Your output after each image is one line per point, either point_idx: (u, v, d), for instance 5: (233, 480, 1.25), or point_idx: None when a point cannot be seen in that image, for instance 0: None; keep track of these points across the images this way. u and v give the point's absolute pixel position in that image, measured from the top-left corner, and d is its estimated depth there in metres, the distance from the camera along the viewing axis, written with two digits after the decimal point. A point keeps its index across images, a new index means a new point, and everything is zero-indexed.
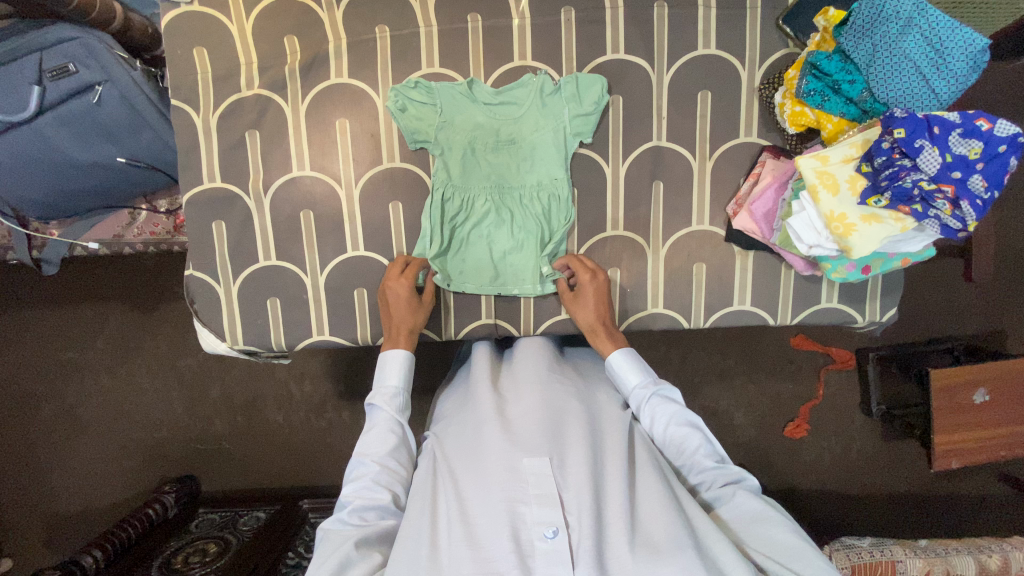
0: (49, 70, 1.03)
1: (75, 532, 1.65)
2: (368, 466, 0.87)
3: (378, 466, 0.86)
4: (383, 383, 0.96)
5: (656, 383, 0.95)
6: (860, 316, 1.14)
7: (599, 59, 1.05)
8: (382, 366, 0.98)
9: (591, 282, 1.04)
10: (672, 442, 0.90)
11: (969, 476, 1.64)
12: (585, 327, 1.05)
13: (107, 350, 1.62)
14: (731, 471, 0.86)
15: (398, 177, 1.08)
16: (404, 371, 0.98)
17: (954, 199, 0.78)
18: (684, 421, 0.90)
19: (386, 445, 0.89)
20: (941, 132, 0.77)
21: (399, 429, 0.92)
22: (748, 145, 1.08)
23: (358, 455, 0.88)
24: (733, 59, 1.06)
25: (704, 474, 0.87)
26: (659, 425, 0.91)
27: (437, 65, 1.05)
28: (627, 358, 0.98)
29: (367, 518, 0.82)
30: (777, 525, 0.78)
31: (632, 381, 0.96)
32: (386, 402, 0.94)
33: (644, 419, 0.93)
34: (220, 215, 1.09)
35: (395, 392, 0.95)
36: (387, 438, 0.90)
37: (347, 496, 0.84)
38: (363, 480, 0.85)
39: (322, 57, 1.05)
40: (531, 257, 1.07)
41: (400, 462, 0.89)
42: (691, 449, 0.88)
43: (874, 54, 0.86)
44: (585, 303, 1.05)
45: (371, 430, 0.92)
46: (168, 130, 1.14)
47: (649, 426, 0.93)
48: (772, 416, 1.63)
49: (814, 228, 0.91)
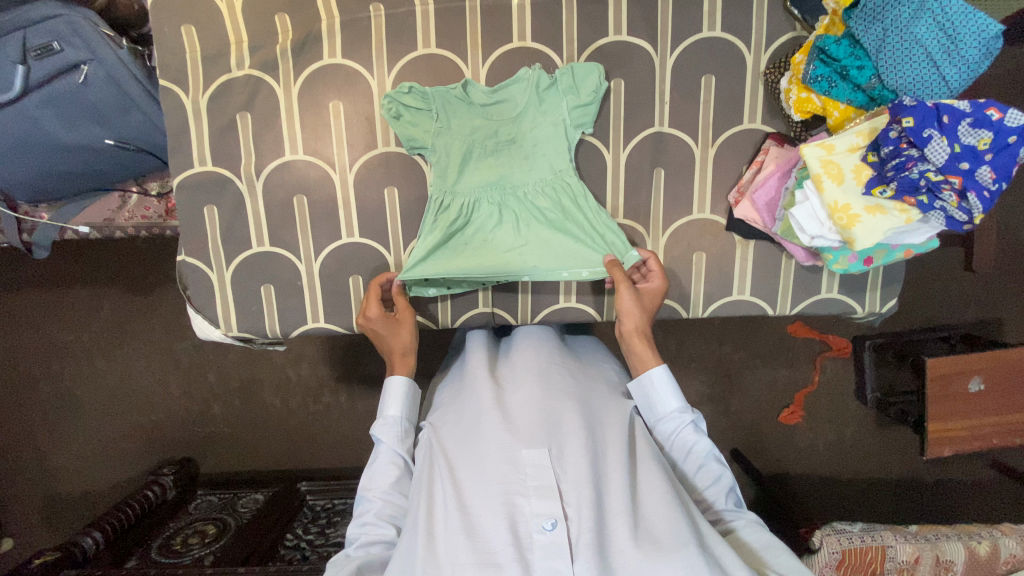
0: (32, 48, 1.00)
1: (73, 513, 1.66)
2: (373, 500, 0.88)
3: (380, 501, 0.87)
4: (385, 413, 0.94)
5: (692, 411, 0.94)
6: (860, 307, 1.13)
7: (601, 41, 1.02)
8: (383, 394, 0.96)
9: (660, 292, 1.01)
10: (699, 469, 0.91)
11: (961, 462, 1.65)
12: (630, 329, 0.97)
13: (101, 334, 1.60)
14: (748, 513, 0.88)
15: (394, 162, 1.06)
16: (406, 399, 0.95)
17: (961, 190, 0.77)
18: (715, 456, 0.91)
19: (387, 479, 0.89)
20: (950, 121, 0.75)
21: (401, 462, 0.90)
22: (752, 132, 1.06)
23: (362, 488, 0.90)
24: (739, 42, 1.03)
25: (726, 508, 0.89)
26: (692, 453, 0.91)
27: (433, 46, 1.02)
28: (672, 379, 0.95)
29: (372, 551, 0.84)
30: (788, 555, 0.80)
31: (671, 404, 0.93)
32: (387, 434, 0.92)
33: (676, 443, 0.93)
34: (211, 200, 1.07)
35: (397, 423, 0.93)
36: (388, 472, 0.89)
37: (355, 531, 0.87)
38: (366, 516, 0.87)
39: (314, 36, 1.02)
40: (536, 257, 1.04)
41: (403, 495, 0.89)
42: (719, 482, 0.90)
43: (884, 39, 0.83)
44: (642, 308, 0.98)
45: (375, 461, 0.91)
46: (157, 112, 1.11)
47: (679, 450, 0.93)
48: (768, 403, 1.63)
49: (817, 218, 0.89)
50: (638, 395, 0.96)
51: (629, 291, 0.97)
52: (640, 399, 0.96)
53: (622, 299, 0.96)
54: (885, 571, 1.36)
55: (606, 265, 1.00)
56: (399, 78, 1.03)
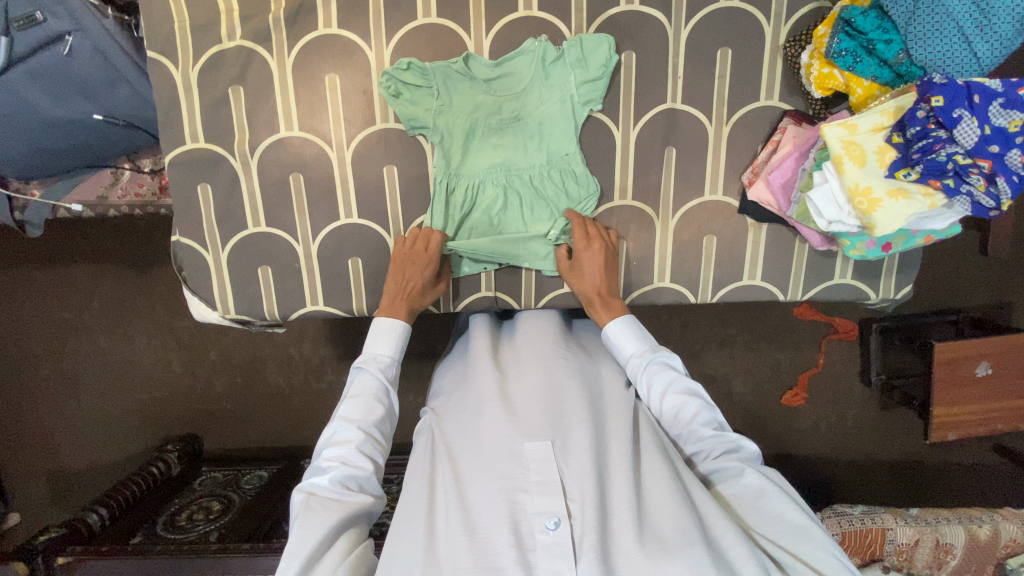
0: (15, 19, 0.97)
1: (78, 489, 1.67)
2: (353, 434, 0.85)
3: (363, 435, 0.85)
4: (375, 349, 0.94)
5: (654, 351, 0.92)
6: (873, 293, 1.10)
7: (611, 11, 0.97)
8: (374, 331, 0.95)
9: (593, 255, 0.98)
10: (668, 409, 0.88)
11: (964, 445, 1.64)
12: (583, 298, 0.99)
13: (100, 311, 1.59)
14: (728, 437, 0.85)
15: (393, 140, 1.01)
16: (397, 340, 0.95)
17: (990, 174, 0.73)
18: (685, 389, 0.88)
19: (372, 415, 0.87)
20: (981, 101, 0.72)
21: (385, 400, 0.90)
22: (768, 110, 1.01)
23: (341, 420, 0.86)
24: (758, 13, 0.97)
25: (702, 443, 0.86)
26: (655, 397, 0.89)
27: (434, 15, 0.96)
28: (620, 328, 0.93)
29: (347, 486, 0.82)
30: (781, 501, 0.78)
31: (628, 349, 0.92)
32: (376, 371, 0.91)
33: (641, 389, 0.91)
34: (205, 178, 1.03)
35: (388, 361, 0.93)
36: (374, 408, 0.88)
37: (328, 462, 0.83)
38: (346, 448, 0.84)
39: (309, 4, 0.96)
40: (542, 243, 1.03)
41: (384, 434, 0.88)
42: (689, 417, 0.86)
43: (915, 12, 0.78)
44: (583, 272, 0.98)
45: (358, 395, 0.89)
46: (146, 86, 1.06)
47: (645, 396, 0.91)
48: (772, 385, 1.62)
49: (836, 202, 0.85)
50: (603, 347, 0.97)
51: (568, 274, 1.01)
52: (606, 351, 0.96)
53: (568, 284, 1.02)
54: (884, 553, 1.37)
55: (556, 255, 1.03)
56: (398, 51, 0.98)
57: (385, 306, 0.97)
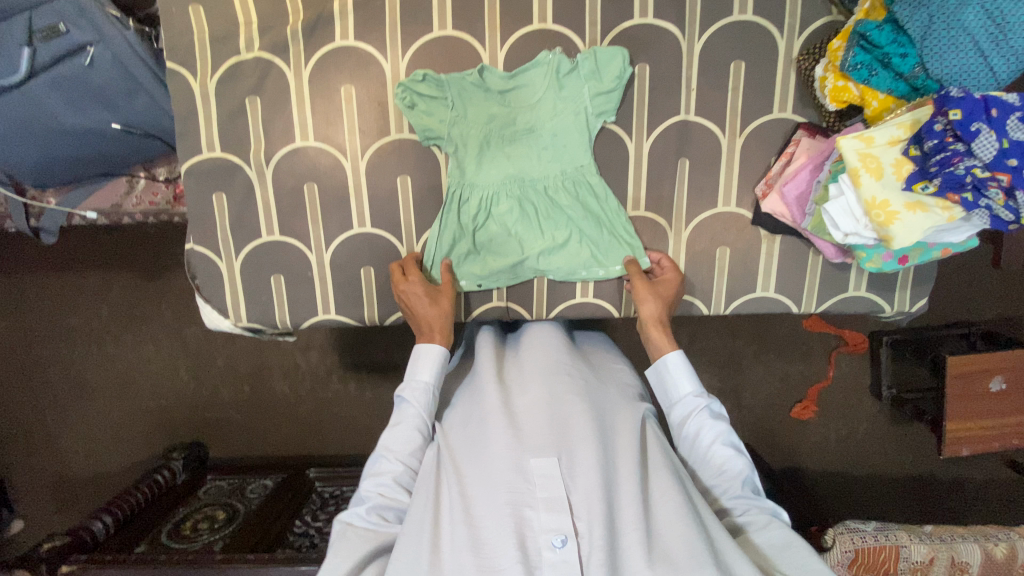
0: (40, 31, 0.99)
1: (83, 496, 1.67)
2: (391, 464, 0.86)
3: (400, 466, 0.86)
4: (415, 375, 0.91)
5: (707, 397, 0.93)
6: (888, 306, 1.09)
7: (625, 24, 0.97)
8: (415, 356, 0.93)
9: (677, 283, 1.01)
10: (713, 457, 0.88)
11: (978, 461, 1.61)
12: (649, 315, 0.97)
13: (111, 318, 1.59)
14: (763, 503, 0.86)
15: (408, 150, 1.02)
16: (439, 366, 0.92)
17: (1009, 188, 0.73)
18: (730, 443, 0.89)
19: (410, 446, 0.87)
20: (999, 115, 0.72)
21: (424, 430, 0.88)
22: (781, 122, 1.01)
23: (381, 449, 0.87)
24: (772, 27, 0.98)
25: (738, 499, 0.85)
26: (702, 441, 0.89)
27: (449, 28, 0.98)
28: (680, 363, 0.93)
29: (384, 517, 0.84)
30: (808, 554, 0.77)
31: (685, 388, 0.93)
32: (415, 398, 0.89)
33: (689, 429, 0.91)
34: (221, 187, 1.04)
35: (425, 389, 0.90)
36: (412, 438, 0.87)
37: (367, 491, 0.85)
38: (383, 478, 0.85)
39: (326, 17, 0.97)
40: (559, 252, 1.04)
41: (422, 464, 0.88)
42: (733, 471, 0.87)
43: (930, 27, 0.79)
44: (659, 295, 0.98)
45: (398, 424, 0.88)
46: (164, 95, 1.07)
47: (691, 437, 0.90)
48: (781, 397, 1.60)
49: (852, 215, 0.85)
50: (653, 380, 0.96)
51: (645, 285, 0.97)
52: (654, 385, 0.96)
53: (635, 291, 0.97)
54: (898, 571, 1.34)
55: (623, 264, 1.01)
56: (414, 63, 0.99)
57: (420, 336, 0.95)
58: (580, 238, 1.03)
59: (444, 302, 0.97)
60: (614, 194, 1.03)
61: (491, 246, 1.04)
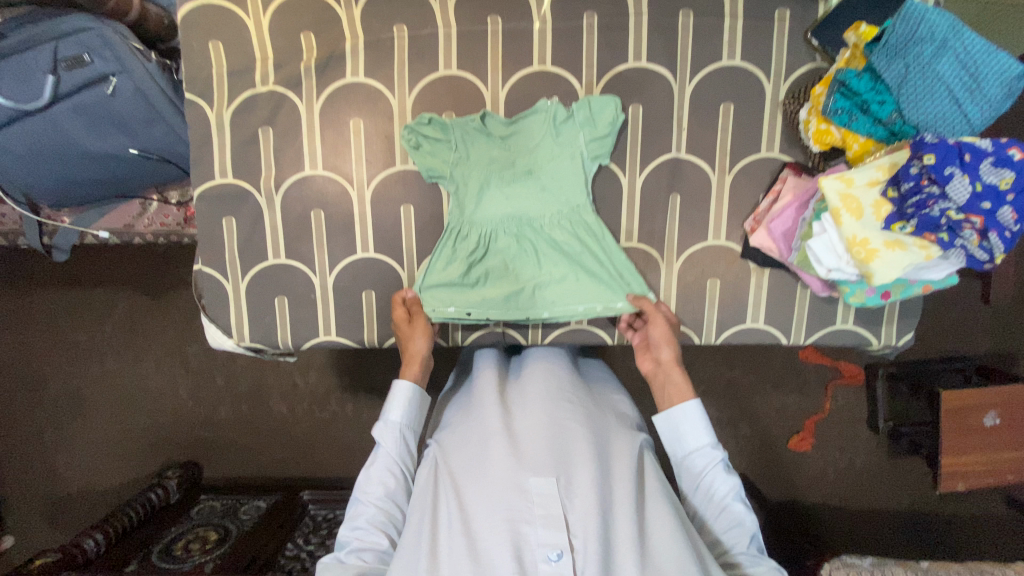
0: (64, 60, 1.02)
1: (75, 513, 1.67)
2: (366, 506, 0.89)
3: (374, 508, 0.88)
4: (388, 416, 0.95)
5: (722, 449, 0.93)
6: (876, 339, 1.12)
7: (621, 67, 1.03)
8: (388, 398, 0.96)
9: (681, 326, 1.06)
10: (724, 509, 0.89)
11: (975, 496, 1.61)
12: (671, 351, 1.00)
13: (114, 335, 1.62)
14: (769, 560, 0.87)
15: (411, 180, 1.06)
16: (408, 405, 0.95)
17: (982, 230, 0.76)
18: (743, 498, 0.90)
19: (383, 487, 0.89)
20: (972, 159, 0.75)
21: (396, 470, 0.91)
22: (769, 161, 1.06)
23: (357, 494, 0.91)
24: (759, 72, 1.03)
25: (747, 553, 0.87)
26: (715, 494, 0.90)
27: (454, 68, 1.03)
28: (697, 415, 0.93)
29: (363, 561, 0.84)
30: None
31: (702, 440, 0.93)
32: (387, 439, 0.93)
33: (703, 480, 0.92)
34: (231, 212, 1.08)
35: (396, 428, 0.94)
36: (384, 479, 0.90)
37: (346, 536, 0.88)
38: (358, 521, 0.88)
39: (338, 55, 1.03)
40: (555, 287, 1.07)
41: (397, 504, 0.90)
42: (743, 525, 0.88)
43: (907, 77, 0.83)
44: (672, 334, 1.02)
45: (371, 467, 0.92)
46: (182, 125, 1.13)
47: (704, 487, 0.92)
48: (776, 428, 1.61)
49: (834, 251, 0.88)
50: (667, 427, 0.96)
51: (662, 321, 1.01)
52: (669, 432, 0.96)
53: (656, 326, 1.01)
54: None
55: (631, 301, 1.04)
56: (419, 99, 1.04)
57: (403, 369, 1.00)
58: (575, 274, 1.06)
59: (420, 338, 1.01)
60: (607, 225, 1.07)
61: (489, 279, 1.07)
